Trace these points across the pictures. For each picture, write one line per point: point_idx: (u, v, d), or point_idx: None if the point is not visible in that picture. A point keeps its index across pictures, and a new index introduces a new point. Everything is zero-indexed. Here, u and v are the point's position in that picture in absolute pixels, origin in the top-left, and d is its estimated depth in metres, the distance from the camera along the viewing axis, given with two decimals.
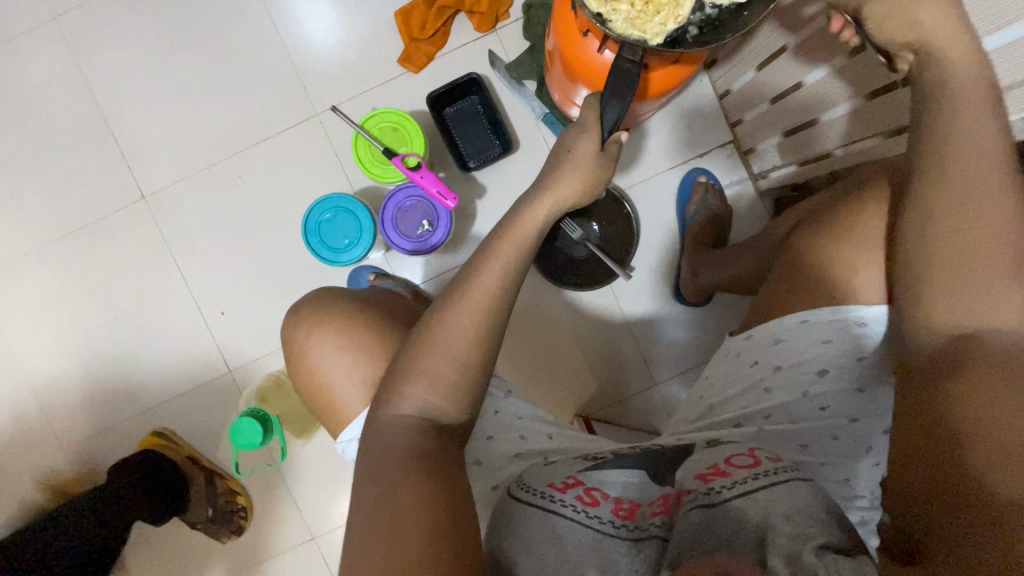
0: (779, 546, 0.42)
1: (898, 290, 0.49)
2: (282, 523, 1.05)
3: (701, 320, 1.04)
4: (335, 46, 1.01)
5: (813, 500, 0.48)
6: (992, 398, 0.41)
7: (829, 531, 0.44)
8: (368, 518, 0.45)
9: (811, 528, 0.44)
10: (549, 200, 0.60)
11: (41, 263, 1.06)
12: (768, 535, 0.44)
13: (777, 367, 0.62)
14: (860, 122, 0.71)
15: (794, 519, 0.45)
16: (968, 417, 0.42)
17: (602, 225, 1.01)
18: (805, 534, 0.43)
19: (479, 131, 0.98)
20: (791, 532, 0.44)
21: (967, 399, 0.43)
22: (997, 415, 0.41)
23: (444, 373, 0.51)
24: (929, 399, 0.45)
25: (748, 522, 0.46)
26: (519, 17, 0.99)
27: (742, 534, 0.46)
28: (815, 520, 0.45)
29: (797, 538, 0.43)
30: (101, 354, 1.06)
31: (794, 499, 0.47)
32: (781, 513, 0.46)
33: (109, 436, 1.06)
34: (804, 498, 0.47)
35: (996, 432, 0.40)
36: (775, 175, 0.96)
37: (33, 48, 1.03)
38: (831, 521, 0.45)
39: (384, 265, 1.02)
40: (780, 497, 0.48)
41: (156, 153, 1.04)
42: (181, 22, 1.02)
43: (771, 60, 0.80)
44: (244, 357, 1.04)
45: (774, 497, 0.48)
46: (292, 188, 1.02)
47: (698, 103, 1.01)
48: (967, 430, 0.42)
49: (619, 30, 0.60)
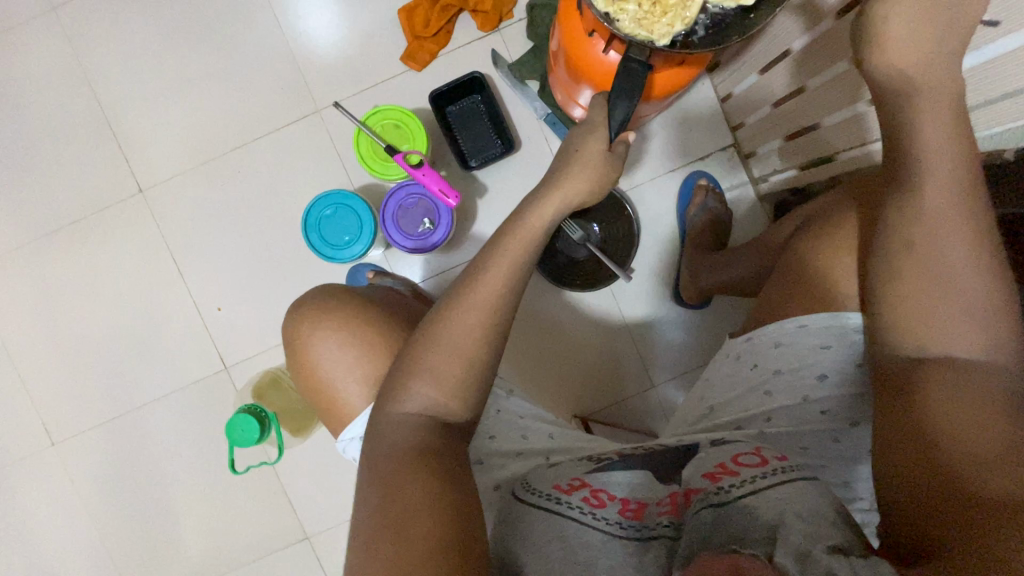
0: (792, 543, 0.41)
1: (899, 286, 0.48)
2: (276, 521, 1.04)
3: (700, 323, 1.04)
4: (338, 43, 1.01)
5: (821, 499, 0.47)
6: (964, 405, 0.44)
7: (839, 532, 0.43)
8: (373, 516, 0.45)
9: (823, 528, 0.43)
10: (556, 199, 0.60)
11: (36, 255, 1.04)
12: (781, 530, 0.43)
13: (777, 371, 0.62)
14: (860, 127, 0.71)
15: (805, 517, 0.44)
16: (957, 422, 0.43)
17: (603, 226, 1.01)
18: (816, 534, 0.43)
19: (482, 130, 0.98)
20: (804, 530, 0.43)
21: (940, 405, 0.45)
22: (981, 422, 0.42)
23: (449, 370, 0.51)
24: (919, 404, 0.46)
25: (759, 519, 0.46)
26: (523, 18, 0.99)
27: (754, 530, 0.45)
28: (825, 519, 0.45)
29: (809, 535, 0.42)
30: (95, 348, 1.05)
31: (804, 497, 0.47)
32: (793, 510, 0.45)
33: (102, 433, 1.05)
34: (813, 498, 0.47)
35: (969, 435, 0.42)
36: (775, 179, 0.96)
37: (32, 38, 1.02)
38: (842, 523, 0.45)
39: (384, 263, 1.02)
40: (790, 496, 0.47)
41: (155, 146, 1.03)
42: (183, 16, 1.01)
43: (774, 64, 0.81)
44: (241, 354, 1.03)
45: (785, 496, 0.47)
46: (292, 184, 1.02)
47: (700, 106, 1.02)
48: (952, 434, 0.43)
49: (625, 30, 0.59)
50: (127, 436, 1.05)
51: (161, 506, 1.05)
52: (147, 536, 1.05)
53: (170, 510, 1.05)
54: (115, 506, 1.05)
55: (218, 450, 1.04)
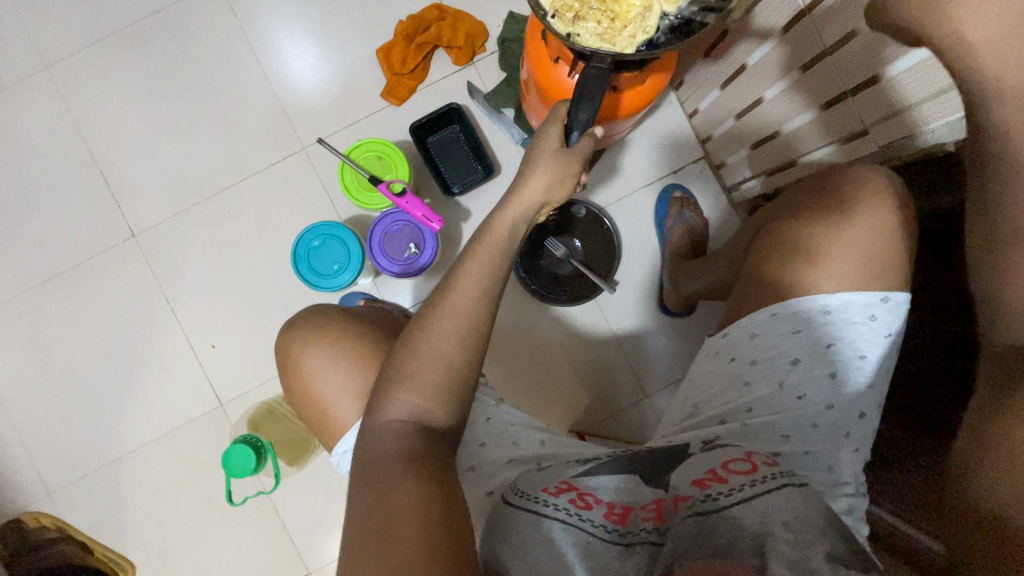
0: (781, 552, 0.44)
1: None
2: (275, 558, 1.03)
3: (686, 330, 1.06)
4: (320, 85, 1.06)
5: (811, 506, 0.50)
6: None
7: (827, 537, 0.46)
8: (363, 523, 0.46)
9: (809, 534, 0.46)
10: (514, 200, 0.63)
11: (29, 304, 1.06)
12: (768, 539, 0.45)
13: (753, 361, 0.65)
14: (820, 130, 0.75)
15: (791, 526, 0.47)
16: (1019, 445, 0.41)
17: (583, 241, 1.04)
18: (804, 541, 0.45)
19: (463, 158, 1.02)
20: (790, 538, 0.45)
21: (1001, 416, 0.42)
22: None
23: (434, 378, 0.53)
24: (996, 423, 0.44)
25: (745, 529, 0.48)
26: (495, 51, 1.04)
27: (741, 539, 0.47)
28: (813, 527, 0.47)
29: (800, 544, 0.45)
30: (90, 394, 1.05)
31: (793, 503, 0.50)
32: (780, 520, 0.48)
33: (96, 477, 1.04)
34: (803, 504, 0.50)
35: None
36: (746, 187, 1.01)
37: (26, 96, 1.07)
38: (829, 528, 0.48)
39: (373, 291, 1.04)
40: (779, 505, 0.49)
41: (146, 191, 1.06)
42: (171, 66, 1.06)
43: (734, 78, 0.85)
44: (236, 389, 1.04)
45: (771, 506, 0.49)
46: (281, 220, 1.05)
47: (669, 123, 1.07)
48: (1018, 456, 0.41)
49: (587, 43, 0.62)
50: (122, 480, 1.04)
51: (158, 550, 1.04)
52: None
53: (167, 554, 1.04)
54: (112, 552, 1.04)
55: (216, 487, 1.03)
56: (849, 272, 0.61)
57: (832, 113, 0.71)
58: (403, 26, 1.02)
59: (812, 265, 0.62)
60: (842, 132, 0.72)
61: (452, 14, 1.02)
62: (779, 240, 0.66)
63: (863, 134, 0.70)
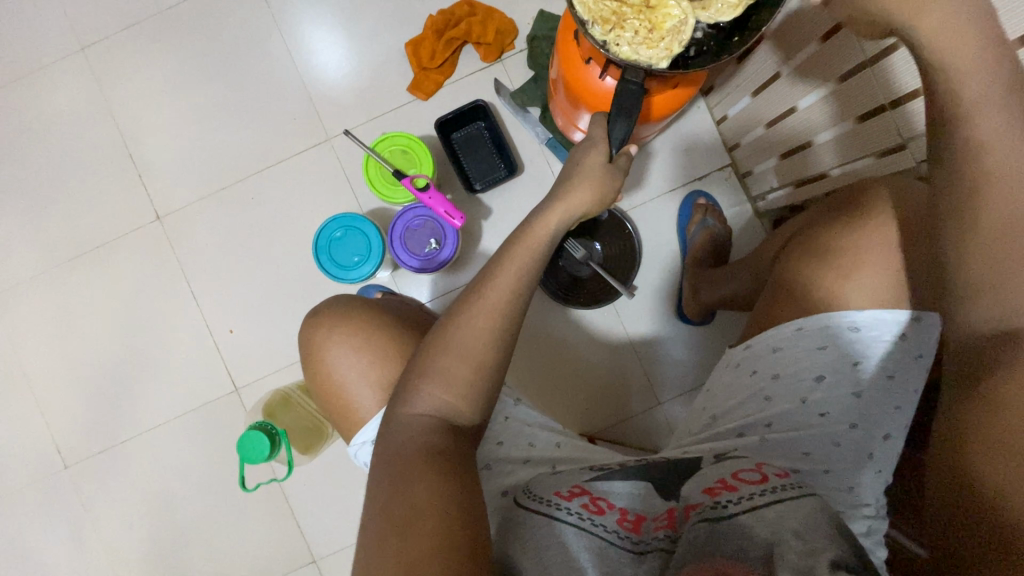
0: (788, 562, 0.42)
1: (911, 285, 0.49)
2: (284, 543, 1.04)
3: (705, 339, 1.05)
4: (348, 76, 1.06)
5: (824, 518, 0.47)
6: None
7: (837, 545, 0.43)
8: (383, 513, 0.46)
9: (818, 543, 0.43)
10: (561, 208, 0.62)
11: (55, 281, 1.08)
12: (777, 549, 0.43)
13: (775, 375, 0.64)
14: (854, 143, 0.73)
15: (802, 536, 0.44)
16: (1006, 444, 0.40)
17: (604, 244, 1.03)
18: (814, 550, 0.42)
19: (487, 155, 1.02)
20: (800, 548, 0.43)
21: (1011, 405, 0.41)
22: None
23: (459, 375, 0.53)
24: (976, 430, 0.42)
25: (754, 538, 0.46)
26: (524, 48, 1.03)
27: (750, 548, 0.45)
28: (823, 534, 0.45)
29: (807, 553, 0.42)
30: (111, 372, 1.07)
31: (800, 512, 0.47)
32: (790, 529, 0.45)
33: (113, 453, 1.06)
34: (813, 514, 0.47)
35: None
36: (772, 197, 0.99)
37: (62, 76, 1.08)
38: (840, 536, 0.45)
39: (391, 284, 1.04)
40: (789, 513, 0.47)
41: (174, 174, 1.08)
42: (204, 52, 1.07)
43: (765, 86, 0.84)
44: (252, 374, 1.05)
45: (782, 513, 0.47)
46: (304, 209, 1.05)
47: (697, 128, 1.05)
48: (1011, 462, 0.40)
49: (624, 56, 0.61)
50: (138, 458, 1.06)
51: (170, 526, 1.05)
52: (157, 559, 1.05)
53: (176, 533, 1.05)
54: (125, 528, 1.06)
55: (228, 470, 1.05)
56: (880, 292, 0.59)
57: (870, 125, 0.69)
58: (433, 20, 1.02)
59: (843, 282, 0.60)
60: (874, 148, 0.70)
61: (483, 10, 1.01)
62: (807, 250, 0.65)
63: (900, 148, 0.67)
